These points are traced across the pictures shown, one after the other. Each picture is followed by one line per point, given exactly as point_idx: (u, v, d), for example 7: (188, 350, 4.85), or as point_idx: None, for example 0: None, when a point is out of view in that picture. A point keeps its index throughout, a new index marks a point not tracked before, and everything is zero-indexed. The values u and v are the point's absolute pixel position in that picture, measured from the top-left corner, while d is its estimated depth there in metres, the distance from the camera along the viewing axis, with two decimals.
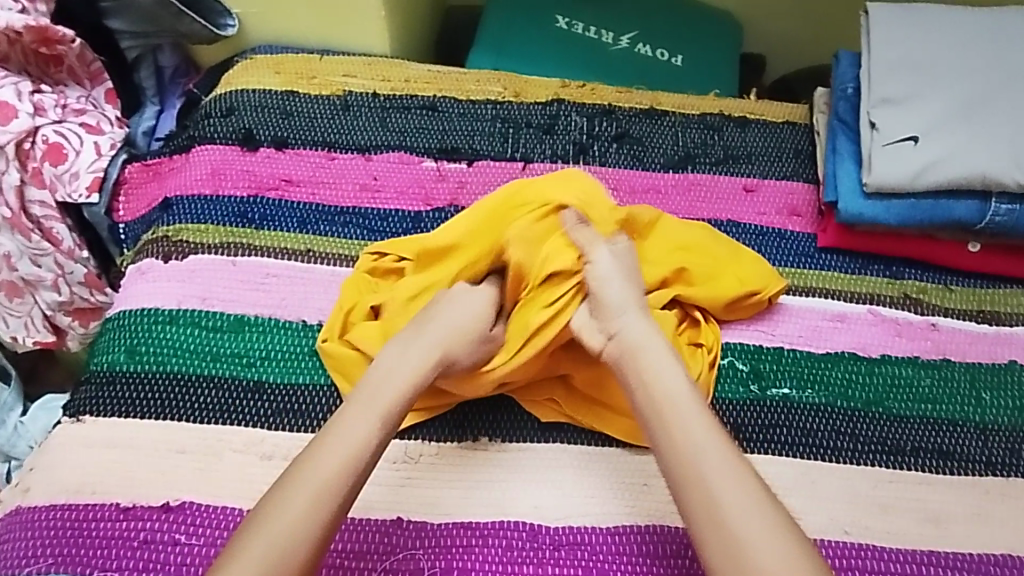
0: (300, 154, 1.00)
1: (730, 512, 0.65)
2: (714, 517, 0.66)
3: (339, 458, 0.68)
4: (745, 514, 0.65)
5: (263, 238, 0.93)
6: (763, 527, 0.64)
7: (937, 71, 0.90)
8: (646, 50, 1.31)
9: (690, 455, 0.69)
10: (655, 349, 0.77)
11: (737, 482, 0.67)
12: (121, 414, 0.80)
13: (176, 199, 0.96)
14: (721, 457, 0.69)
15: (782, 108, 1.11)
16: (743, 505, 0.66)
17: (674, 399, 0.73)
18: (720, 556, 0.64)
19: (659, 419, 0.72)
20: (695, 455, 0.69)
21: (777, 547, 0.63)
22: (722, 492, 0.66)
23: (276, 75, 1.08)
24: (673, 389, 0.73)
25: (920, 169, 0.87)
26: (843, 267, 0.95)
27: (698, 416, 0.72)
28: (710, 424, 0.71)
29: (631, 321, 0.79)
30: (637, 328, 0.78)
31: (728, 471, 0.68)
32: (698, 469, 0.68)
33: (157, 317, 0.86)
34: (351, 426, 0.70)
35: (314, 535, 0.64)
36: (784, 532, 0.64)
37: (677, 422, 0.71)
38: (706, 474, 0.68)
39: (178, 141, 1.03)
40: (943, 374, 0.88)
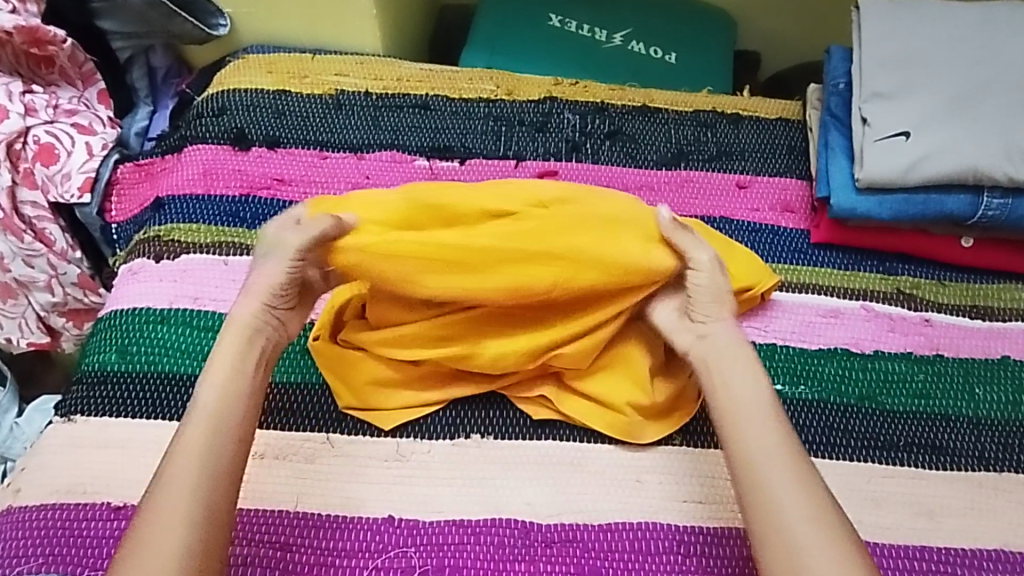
0: (291, 154, 1.00)
1: (788, 511, 0.67)
2: (773, 515, 0.67)
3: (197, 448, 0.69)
4: (802, 518, 0.66)
5: (255, 238, 0.93)
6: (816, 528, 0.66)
7: (928, 66, 0.90)
8: (640, 48, 1.31)
9: (757, 457, 0.70)
10: (742, 356, 0.77)
11: (796, 485, 0.68)
12: (112, 414, 0.80)
13: (167, 199, 0.96)
14: (786, 461, 0.70)
15: (776, 105, 1.11)
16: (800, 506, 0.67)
17: (749, 403, 0.74)
18: (772, 550, 0.66)
19: (731, 418, 0.73)
20: (761, 458, 0.70)
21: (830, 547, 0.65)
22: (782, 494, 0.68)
23: (268, 75, 1.08)
24: (746, 394, 0.74)
25: (911, 164, 0.87)
26: (836, 263, 0.95)
27: (768, 419, 0.73)
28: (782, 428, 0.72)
29: (723, 328, 0.79)
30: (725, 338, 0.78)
31: (792, 474, 0.69)
32: (763, 468, 0.70)
33: (148, 317, 0.86)
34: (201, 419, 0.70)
35: (204, 530, 0.65)
36: (837, 534, 0.66)
37: (750, 426, 0.72)
38: (771, 477, 0.69)
39: (171, 141, 1.03)
40: (937, 369, 0.87)
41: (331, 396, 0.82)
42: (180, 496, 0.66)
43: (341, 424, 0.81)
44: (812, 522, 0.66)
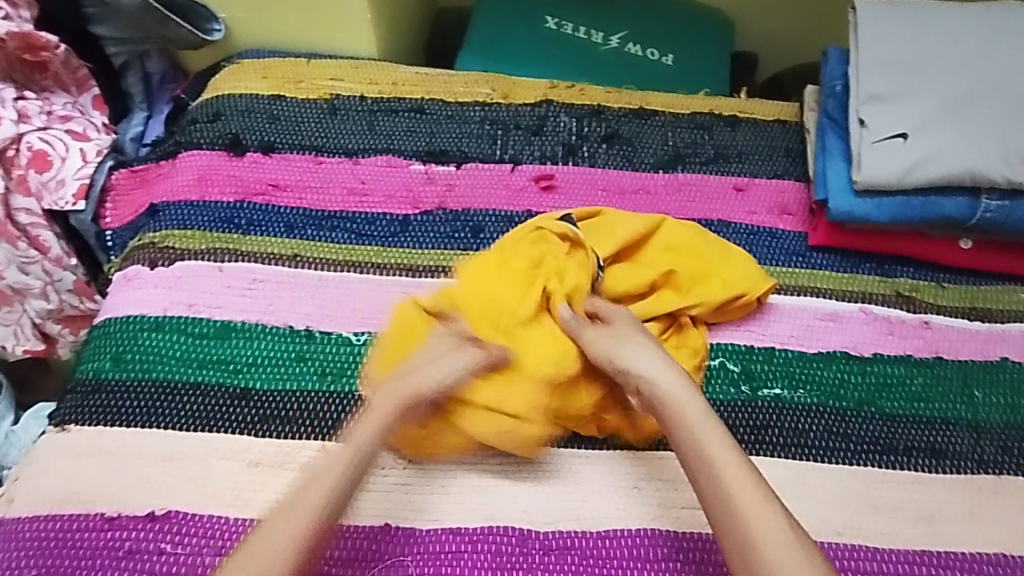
0: (287, 159, 1.00)
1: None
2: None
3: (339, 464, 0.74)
4: (779, 544, 0.66)
5: (250, 244, 0.92)
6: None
7: (925, 67, 0.90)
8: (636, 50, 1.31)
9: (753, 531, 0.67)
10: (684, 386, 0.75)
11: (791, 554, 0.65)
12: (106, 422, 0.79)
13: (162, 206, 0.96)
14: (781, 530, 0.67)
15: (773, 107, 1.11)
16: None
17: (730, 473, 0.70)
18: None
19: (712, 487, 0.70)
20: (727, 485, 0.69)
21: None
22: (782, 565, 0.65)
23: (263, 79, 1.08)
24: (725, 461, 0.71)
25: (909, 166, 0.86)
26: (835, 266, 0.95)
27: (750, 487, 0.69)
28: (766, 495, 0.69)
29: (644, 353, 0.77)
30: (650, 363, 0.76)
31: (786, 544, 0.66)
32: (729, 498, 0.69)
33: (143, 325, 0.85)
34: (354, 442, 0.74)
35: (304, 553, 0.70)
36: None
37: (710, 454, 0.71)
38: (740, 506, 0.68)
39: (165, 147, 1.02)
40: (936, 373, 0.87)
41: (326, 403, 0.82)
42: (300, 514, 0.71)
43: (336, 431, 0.80)
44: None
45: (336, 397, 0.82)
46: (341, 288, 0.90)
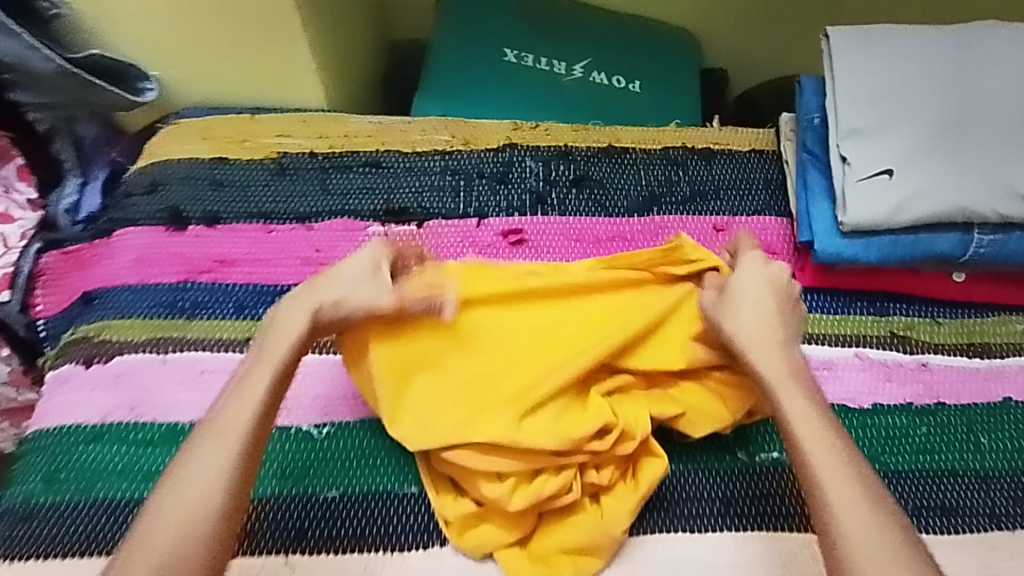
0: (233, 230, 0.92)
1: (845, 518, 0.62)
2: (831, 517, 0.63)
3: (237, 434, 0.65)
4: (858, 520, 0.62)
5: (196, 330, 0.84)
6: (872, 520, 0.62)
7: (905, 100, 0.83)
8: (602, 78, 1.25)
9: (814, 470, 0.65)
10: (771, 346, 0.72)
11: (844, 470, 0.65)
12: (38, 556, 0.69)
13: (98, 292, 0.87)
14: (829, 452, 0.66)
15: (748, 135, 1.06)
16: (855, 500, 0.63)
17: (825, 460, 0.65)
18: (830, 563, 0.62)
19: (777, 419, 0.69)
20: (810, 456, 0.66)
21: (887, 537, 0.61)
22: (836, 487, 0.64)
23: (204, 141, 1.00)
24: (785, 384, 0.70)
25: (897, 206, 0.80)
26: (826, 309, 0.90)
27: (817, 424, 0.68)
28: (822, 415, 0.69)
29: (751, 313, 0.74)
30: (752, 319, 0.73)
31: (833, 461, 0.65)
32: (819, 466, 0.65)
33: (80, 436, 0.76)
34: (245, 410, 0.66)
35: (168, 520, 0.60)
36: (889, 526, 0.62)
37: (791, 421, 0.68)
38: (822, 474, 0.65)
39: (99, 224, 0.94)
40: (940, 421, 0.82)
41: (288, 506, 0.74)
42: (187, 501, 0.61)
43: (299, 542, 0.72)
44: (867, 521, 0.62)
45: (298, 502, 0.74)
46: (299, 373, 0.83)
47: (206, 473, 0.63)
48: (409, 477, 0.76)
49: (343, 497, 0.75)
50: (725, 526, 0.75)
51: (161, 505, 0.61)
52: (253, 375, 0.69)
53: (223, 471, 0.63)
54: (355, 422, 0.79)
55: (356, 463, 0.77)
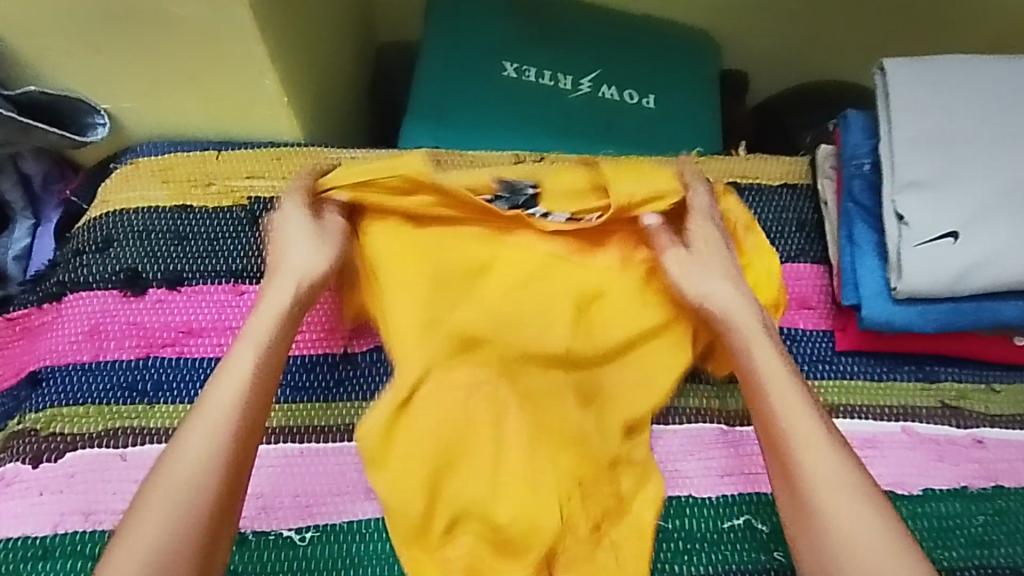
0: (199, 292, 0.81)
1: (827, 506, 0.61)
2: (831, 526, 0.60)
3: (206, 440, 0.60)
4: (842, 505, 0.60)
5: (159, 417, 0.74)
6: (872, 519, 0.60)
7: (973, 148, 0.72)
8: (611, 94, 1.11)
9: (798, 457, 0.63)
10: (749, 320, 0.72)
11: (830, 456, 0.63)
12: None
13: (45, 371, 0.77)
14: (818, 450, 0.63)
15: (779, 166, 0.94)
16: (841, 485, 0.61)
17: (810, 445, 0.64)
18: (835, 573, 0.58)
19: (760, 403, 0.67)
20: (794, 442, 0.64)
21: (889, 538, 0.59)
22: (830, 489, 0.61)
23: (164, 185, 0.88)
24: (768, 366, 0.69)
25: (960, 274, 0.70)
26: (869, 374, 0.80)
27: (800, 410, 0.66)
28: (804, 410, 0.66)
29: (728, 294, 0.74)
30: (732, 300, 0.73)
31: (816, 446, 0.63)
32: (804, 453, 0.63)
33: (28, 553, 0.67)
34: (214, 419, 0.61)
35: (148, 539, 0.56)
36: (888, 524, 0.59)
37: (775, 405, 0.66)
38: (806, 460, 0.63)
39: (47, 287, 0.83)
40: (999, 507, 0.74)
41: None
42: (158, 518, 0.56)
43: None
44: (856, 507, 0.60)
45: None
46: (277, 466, 0.73)
47: (172, 485, 0.58)
48: None
49: None
50: None
51: (132, 527, 0.56)
52: (229, 367, 0.65)
53: (192, 483, 0.58)
54: (343, 524, 0.71)
55: (345, 574, 0.68)
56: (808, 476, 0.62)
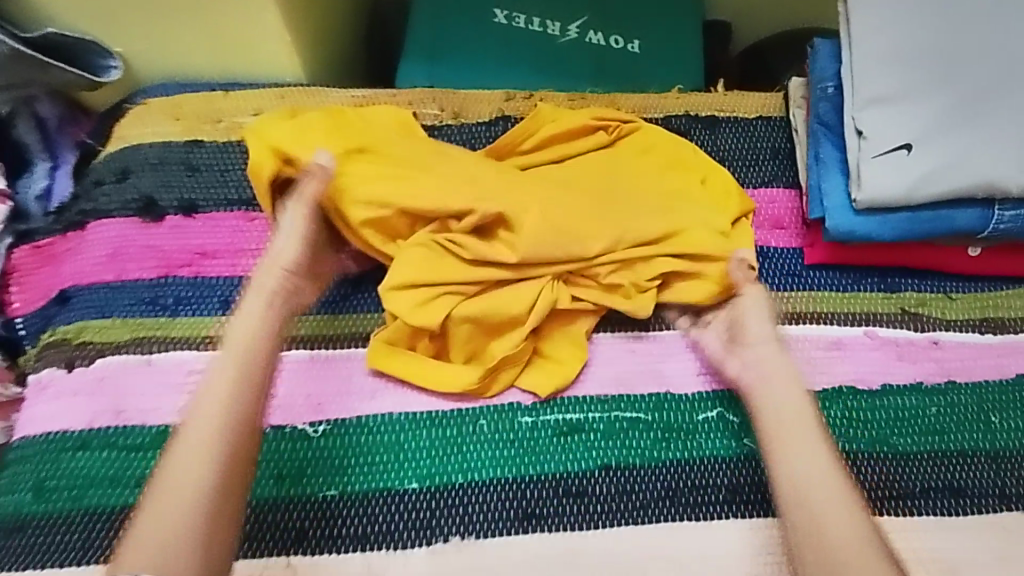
0: (213, 219, 0.87)
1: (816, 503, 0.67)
2: (798, 503, 0.68)
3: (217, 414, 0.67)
4: (820, 496, 0.67)
5: (180, 328, 0.80)
6: (841, 506, 0.67)
7: (929, 65, 0.77)
8: (598, 38, 1.16)
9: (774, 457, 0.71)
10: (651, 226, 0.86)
11: (810, 451, 0.70)
12: (35, 565, 0.68)
13: (73, 291, 0.83)
14: (813, 432, 0.72)
15: (755, 100, 0.99)
16: (815, 478, 0.68)
17: (784, 438, 0.71)
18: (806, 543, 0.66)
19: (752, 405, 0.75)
20: (775, 440, 0.72)
21: (853, 519, 0.66)
22: (796, 469, 0.69)
23: (174, 122, 0.93)
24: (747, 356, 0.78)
25: (916, 182, 0.75)
26: (835, 285, 0.87)
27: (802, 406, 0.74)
28: (803, 395, 0.75)
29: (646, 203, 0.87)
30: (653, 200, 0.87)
31: (800, 441, 0.71)
32: (778, 449, 0.71)
33: (67, 444, 0.74)
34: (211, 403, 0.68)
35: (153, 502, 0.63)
36: (854, 506, 0.67)
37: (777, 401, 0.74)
38: (789, 456, 0.70)
39: (70, 216, 0.88)
40: (950, 400, 0.81)
41: (301, 508, 0.73)
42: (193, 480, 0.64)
43: (301, 543, 0.71)
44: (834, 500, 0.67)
45: (297, 502, 0.73)
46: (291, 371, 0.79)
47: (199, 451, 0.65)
48: (410, 474, 0.75)
49: (342, 496, 0.73)
50: (733, 514, 0.74)
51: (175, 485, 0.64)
52: (228, 348, 0.72)
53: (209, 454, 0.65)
54: (354, 419, 0.78)
55: (355, 462, 0.75)
56: (787, 474, 0.69)
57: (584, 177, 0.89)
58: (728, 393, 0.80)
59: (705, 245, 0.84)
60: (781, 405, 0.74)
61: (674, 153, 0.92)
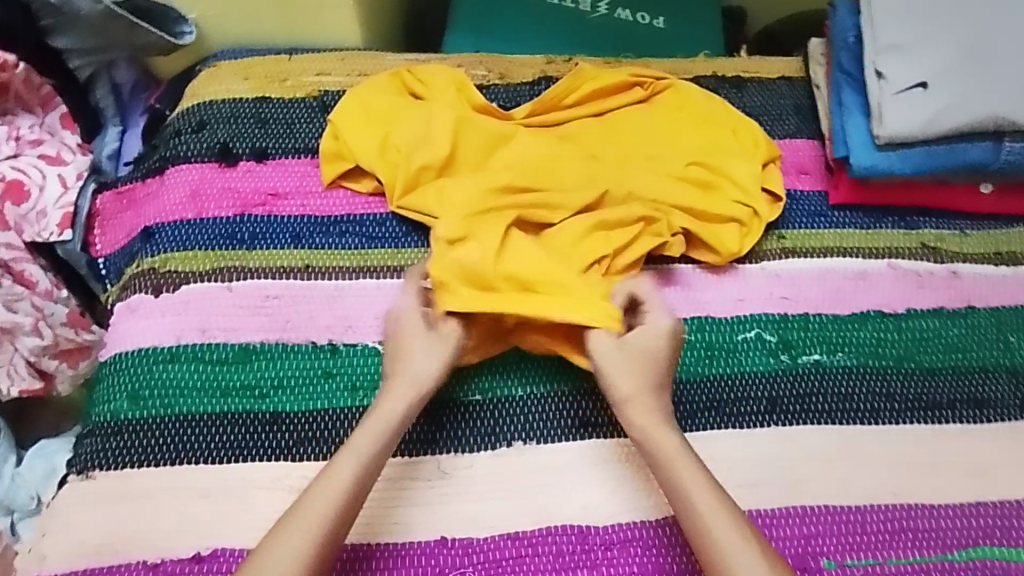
0: (283, 165, 0.94)
1: (713, 526, 0.67)
2: (696, 529, 0.67)
3: (344, 479, 0.68)
4: (717, 520, 0.67)
5: (256, 259, 0.87)
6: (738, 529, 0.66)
7: (941, 15, 0.86)
8: (627, 14, 1.25)
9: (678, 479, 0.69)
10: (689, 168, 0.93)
11: (696, 472, 0.70)
12: (132, 463, 0.74)
13: (156, 227, 0.90)
14: (682, 465, 0.70)
15: (777, 63, 1.08)
16: (709, 500, 0.68)
17: (677, 462, 0.70)
18: (706, 567, 0.66)
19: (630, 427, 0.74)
20: (669, 461, 0.71)
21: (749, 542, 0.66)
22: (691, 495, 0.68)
23: (245, 81, 1.01)
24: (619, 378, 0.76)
25: (931, 117, 0.83)
26: (859, 223, 0.94)
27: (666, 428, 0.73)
28: (664, 426, 0.73)
29: (683, 149, 0.94)
30: (689, 145, 0.95)
31: (686, 463, 0.70)
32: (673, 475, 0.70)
33: (158, 357, 0.80)
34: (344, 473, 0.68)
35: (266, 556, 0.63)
36: (748, 531, 0.67)
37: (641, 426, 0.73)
38: (680, 478, 0.69)
39: (150, 163, 0.96)
40: (970, 323, 0.87)
41: None
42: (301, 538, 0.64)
43: None
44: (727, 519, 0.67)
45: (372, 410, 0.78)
46: (361, 296, 0.86)
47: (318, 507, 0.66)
48: (471, 386, 0.80)
49: None
50: (774, 422, 0.80)
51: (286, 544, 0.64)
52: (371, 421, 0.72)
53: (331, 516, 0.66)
54: None
55: None
56: (688, 498, 0.68)
57: (622, 128, 0.96)
58: (761, 316, 0.86)
59: (729, 204, 0.90)
60: (656, 433, 0.73)
61: (709, 103, 0.99)
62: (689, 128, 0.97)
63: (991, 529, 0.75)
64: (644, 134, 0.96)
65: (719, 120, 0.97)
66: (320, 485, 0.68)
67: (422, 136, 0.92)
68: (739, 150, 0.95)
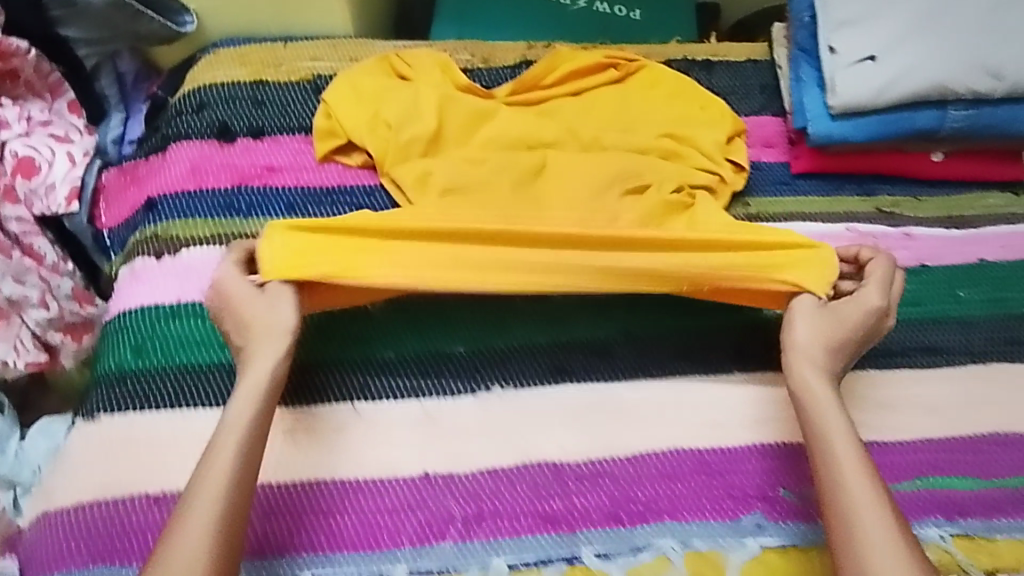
0: (278, 142, 1.01)
1: (856, 507, 0.64)
2: (844, 512, 0.64)
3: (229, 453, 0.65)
4: (865, 503, 0.64)
5: (252, 227, 0.93)
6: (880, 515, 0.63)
7: None
8: (604, 7, 1.32)
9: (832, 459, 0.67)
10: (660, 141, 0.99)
11: (853, 452, 0.67)
12: (135, 409, 0.79)
13: (158, 199, 0.96)
14: (840, 443, 0.68)
15: (742, 47, 1.15)
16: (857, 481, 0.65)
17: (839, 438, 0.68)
18: (843, 555, 0.63)
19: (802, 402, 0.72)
20: (825, 440, 0.68)
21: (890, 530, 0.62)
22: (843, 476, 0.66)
23: (242, 66, 1.08)
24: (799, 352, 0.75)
25: (881, 86, 0.90)
26: (819, 190, 1.00)
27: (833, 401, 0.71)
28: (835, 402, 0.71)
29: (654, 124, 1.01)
30: (659, 120, 1.01)
31: (841, 440, 0.68)
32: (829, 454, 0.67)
33: (159, 313, 0.85)
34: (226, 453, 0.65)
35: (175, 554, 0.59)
36: (891, 520, 0.63)
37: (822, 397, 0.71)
38: (835, 458, 0.67)
39: (152, 143, 1.03)
40: (924, 278, 0.93)
41: (362, 368, 0.83)
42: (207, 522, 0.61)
43: (365, 392, 0.81)
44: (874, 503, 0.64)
45: (362, 360, 0.83)
46: None
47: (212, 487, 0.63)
48: (455, 339, 0.86)
49: (398, 356, 0.84)
50: (739, 369, 0.85)
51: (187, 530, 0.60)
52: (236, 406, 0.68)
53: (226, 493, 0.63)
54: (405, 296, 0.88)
55: (407, 330, 0.86)
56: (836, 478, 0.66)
57: (597, 106, 1.03)
58: None
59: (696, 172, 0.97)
60: (825, 410, 0.70)
61: (678, 83, 1.06)
62: (659, 106, 1.03)
63: (943, 461, 0.79)
64: (616, 111, 1.02)
65: (688, 98, 1.04)
66: (207, 461, 0.65)
67: (410, 112, 0.98)
68: (706, 126, 1.01)
